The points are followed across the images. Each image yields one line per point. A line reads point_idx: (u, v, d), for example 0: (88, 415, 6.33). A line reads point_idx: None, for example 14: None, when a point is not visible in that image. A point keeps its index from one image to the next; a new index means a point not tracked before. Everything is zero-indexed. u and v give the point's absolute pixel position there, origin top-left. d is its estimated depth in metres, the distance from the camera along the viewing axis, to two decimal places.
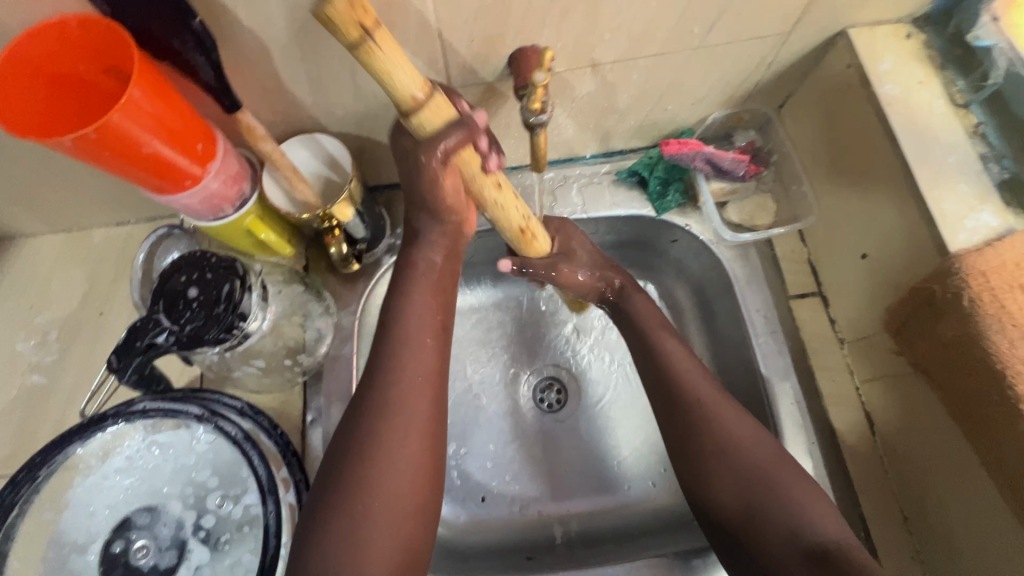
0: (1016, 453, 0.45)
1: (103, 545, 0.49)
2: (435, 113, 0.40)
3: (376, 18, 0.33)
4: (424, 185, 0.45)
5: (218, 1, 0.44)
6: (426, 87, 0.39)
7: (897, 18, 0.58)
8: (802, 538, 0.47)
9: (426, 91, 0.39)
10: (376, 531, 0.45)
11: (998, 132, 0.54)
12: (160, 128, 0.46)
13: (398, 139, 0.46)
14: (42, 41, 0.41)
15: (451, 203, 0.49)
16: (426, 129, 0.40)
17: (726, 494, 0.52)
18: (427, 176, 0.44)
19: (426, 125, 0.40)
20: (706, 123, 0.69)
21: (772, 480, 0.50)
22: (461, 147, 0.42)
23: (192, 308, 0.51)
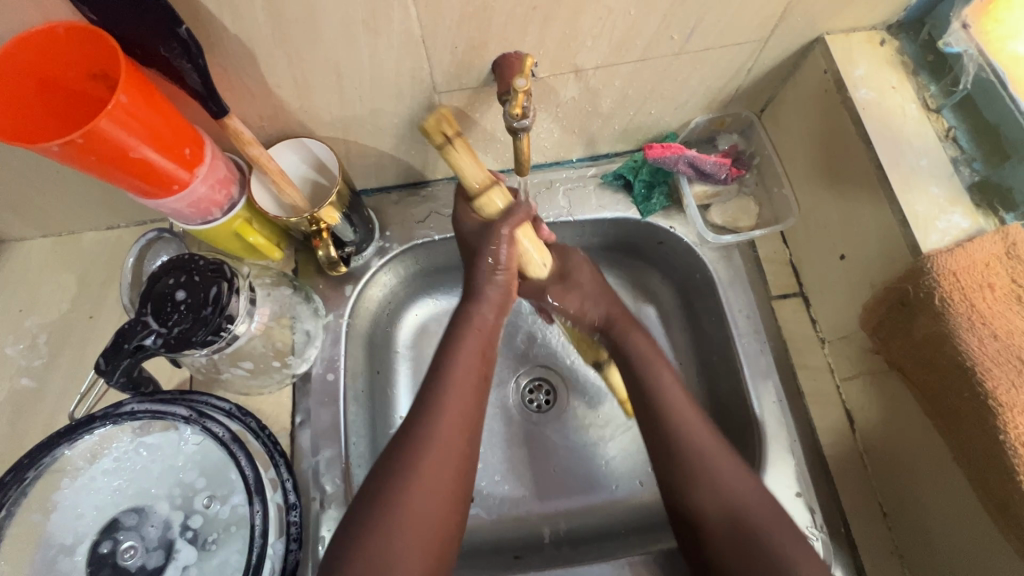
0: (982, 449, 0.46)
1: (91, 546, 0.49)
2: (492, 198, 0.57)
3: (456, 130, 0.53)
4: (488, 263, 0.59)
5: (204, 8, 0.45)
6: (486, 180, 0.56)
7: (871, 25, 0.59)
8: None
9: (485, 182, 0.56)
10: (403, 563, 0.47)
11: (969, 135, 0.56)
12: (147, 133, 0.46)
13: (466, 227, 0.61)
14: (28, 47, 0.42)
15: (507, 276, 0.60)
16: (486, 210, 0.58)
17: (718, 541, 0.52)
18: (491, 253, 0.58)
19: (487, 208, 0.58)
20: (689, 127, 0.71)
21: (764, 534, 0.51)
22: (518, 221, 0.58)
23: (180, 311, 0.51)
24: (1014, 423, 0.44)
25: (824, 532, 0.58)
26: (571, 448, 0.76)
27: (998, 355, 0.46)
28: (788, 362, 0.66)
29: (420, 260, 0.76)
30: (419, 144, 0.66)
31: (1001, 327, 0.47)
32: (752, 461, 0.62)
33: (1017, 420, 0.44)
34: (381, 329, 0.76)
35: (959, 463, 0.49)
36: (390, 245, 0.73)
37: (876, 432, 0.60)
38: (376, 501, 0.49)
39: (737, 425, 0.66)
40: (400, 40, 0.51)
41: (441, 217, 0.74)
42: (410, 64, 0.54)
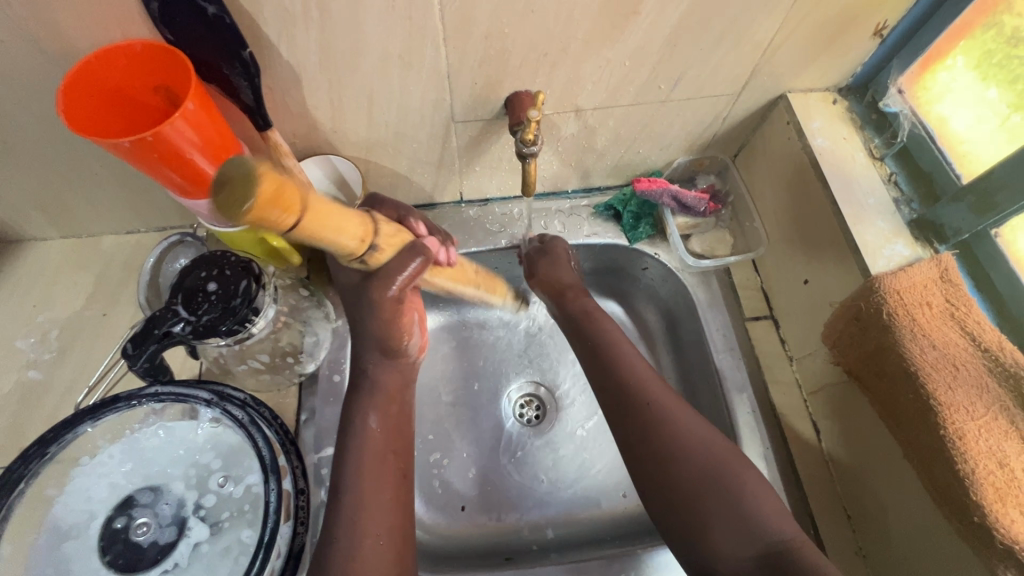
0: (945, 471, 0.51)
1: (104, 522, 0.51)
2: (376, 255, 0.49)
3: (300, 211, 0.37)
4: (379, 321, 0.57)
5: (264, 36, 0.52)
6: (362, 235, 0.45)
7: (825, 87, 0.70)
8: (680, 448, 0.56)
9: (363, 238, 0.45)
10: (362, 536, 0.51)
11: (907, 179, 0.66)
12: (201, 141, 0.52)
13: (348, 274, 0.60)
14: (107, 62, 0.48)
15: (397, 332, 0.59)
16: (376, 260, 0.50)
17: (654, 441, 0.58)
18: (387, 316, 0.56)
19: (371, 261, 0.50)
20: (672, 166, 0.80)
21: (670, 431, 0.58)
22: (410, 280, 0.54)
23: (210, 301, 0.56)
24: (952, 420, 0.51)
25: None
26: (565, 424, 0.84)
27: (937, 363, 0.53)
28: (761, 379, 0.72)
29: None
30: (431, 169, 0.74)
31: (938, 338, 0.54)
32: None
33: (955, 418, 0.51)
34: None
35: (910, 462, 0.55)
36: None
37: (839, 439, 0.66)
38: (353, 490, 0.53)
39: None
40: (427, 74, 0.59)
41: None
42: (434, 97, 0.62)
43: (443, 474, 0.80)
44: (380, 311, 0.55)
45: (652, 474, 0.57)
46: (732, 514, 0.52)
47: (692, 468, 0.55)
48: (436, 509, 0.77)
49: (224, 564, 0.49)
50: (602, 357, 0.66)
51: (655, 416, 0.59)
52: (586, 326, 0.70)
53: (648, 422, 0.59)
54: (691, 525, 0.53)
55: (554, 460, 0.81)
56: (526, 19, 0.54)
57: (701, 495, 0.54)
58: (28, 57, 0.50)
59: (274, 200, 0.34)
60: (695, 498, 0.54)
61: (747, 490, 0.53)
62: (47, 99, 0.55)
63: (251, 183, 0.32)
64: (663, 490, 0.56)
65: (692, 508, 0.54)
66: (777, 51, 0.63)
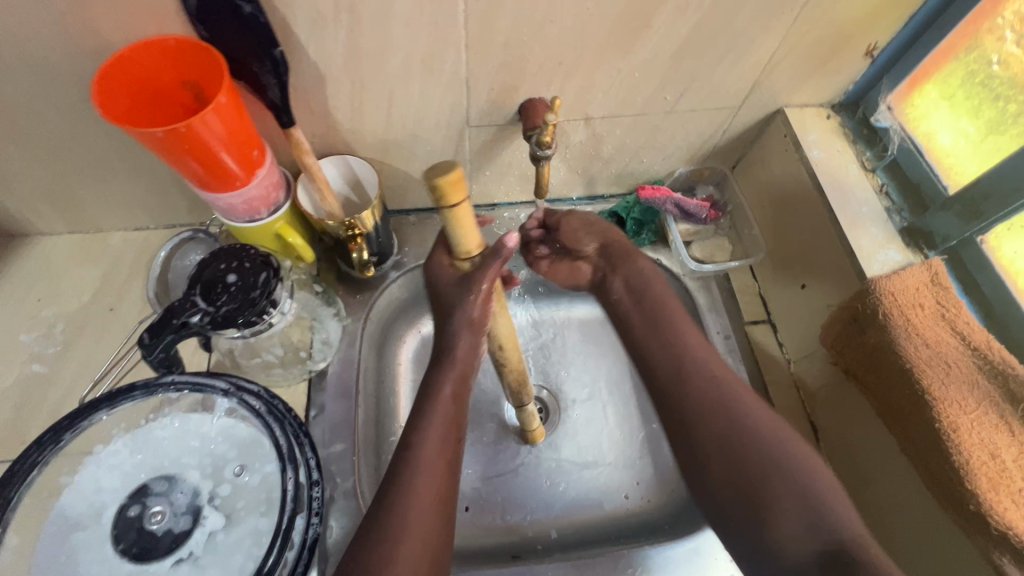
0: (942, 463, 0.53)
1: (118, 510, 0.51)
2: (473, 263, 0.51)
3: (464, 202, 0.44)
4: (464, 305, 0.52)
5: (294, 37, 0.54)
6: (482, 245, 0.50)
7: (819, 103, 0.74)
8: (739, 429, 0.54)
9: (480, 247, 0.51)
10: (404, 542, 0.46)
11: (897, 190, 0.70)
12: (228, 135, 0.54)
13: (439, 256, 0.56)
14: (142, 53, 0.50)
15: (484, 317, 0.53)
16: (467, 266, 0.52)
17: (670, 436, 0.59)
18: (476, 301, 0.52)
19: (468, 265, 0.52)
20: (674, 176, 0.83)
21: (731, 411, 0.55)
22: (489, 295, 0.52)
23: (229, 292, 0.56)
24: (947, 413, 0.54)
25: None
26: (568, 426, 0.84)
27: (931, 361, 0.56)
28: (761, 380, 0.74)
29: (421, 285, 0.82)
30: None
31: (931, 337, 0.57)
32: None
33: (949, 412, 0.54)
34: (396, 336, 0.81)
35: (908, 456, 0.57)
36: (406, 260, 0.81)
37: (837, 436, 0.68)
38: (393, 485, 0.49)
39: None
40: (447, 79, 0.61)
41: None
42: (452, 101, 0.64)
43: None
44: (470, 296, 0.51)
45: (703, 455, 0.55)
46: (789, 500, 0.49)
47: (741, 451, 0.53)
48: None
49: (240, 552, 0.49)
50: (662, 333, 0.62)
51: (707, 399, 0.57)
52: (650, 291, 0.64)
53: (704, 401, 0.57)
54: (751, 512, 0.51)
55: (558, 461, 0.82)
56: (544, 29, 0.57)
57: (752, 480, 0.52)
58: (61, 50, 0.52)
59: (456, 183, 0.42)
60: (744, 482, 0.52)
61: (810, 481, 0.50)
62: (75, 91, 0.56)
63: (450, 170, 0.42)
64: (713, 473, 0.54)
65: (741, 495, 0.52)
66: (777, 66, 0.66)
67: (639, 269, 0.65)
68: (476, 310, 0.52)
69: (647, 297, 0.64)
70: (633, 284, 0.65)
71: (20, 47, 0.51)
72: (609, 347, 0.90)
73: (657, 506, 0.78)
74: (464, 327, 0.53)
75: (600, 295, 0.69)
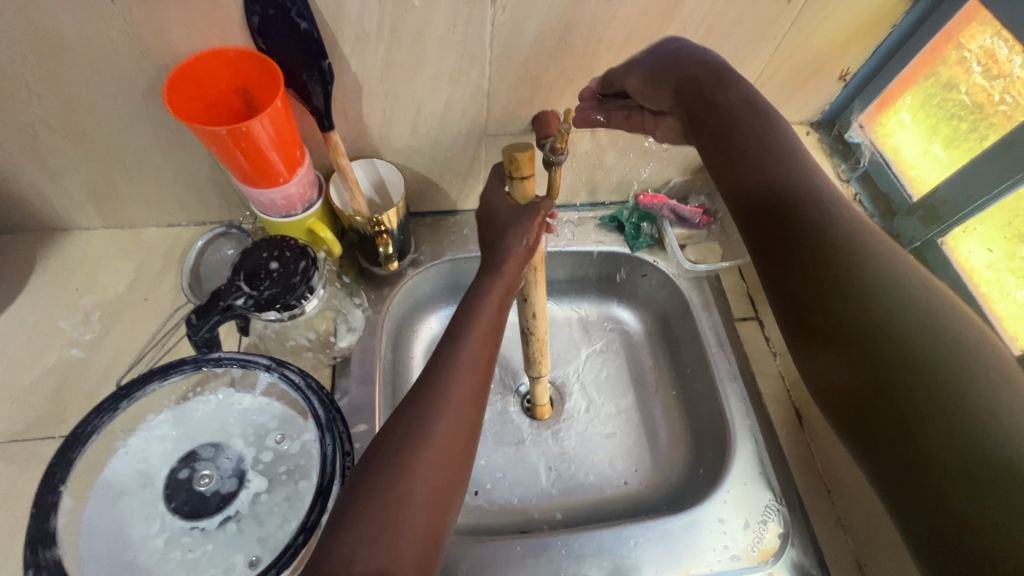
0: None
1: (170, 472, 0.56)
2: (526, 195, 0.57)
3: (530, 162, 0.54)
4: (517, 228, 0.55)
5: (339, 52, 0.60)
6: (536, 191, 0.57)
7: (800, 121, 0.83)
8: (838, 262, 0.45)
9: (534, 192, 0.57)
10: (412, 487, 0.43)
11: (870, 199, 0.79)
12: (276, 135, 0.59)
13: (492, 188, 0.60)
14: (204, 62, 0.57)
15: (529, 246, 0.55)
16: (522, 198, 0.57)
17: None
18: (529, 226, 0.55)
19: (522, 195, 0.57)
20: (669, 185, 0.91)
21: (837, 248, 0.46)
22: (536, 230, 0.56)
23: (272, 278, 0.62)
24: None
25: (782, 504, 0.71)
26: (572, 417, 0.89)
27: None
28: (751, 371, 0.81)
29: (440, 284, 0.89)
30: (459, 176, 0.82)
31: None
32: (724, 445, 0.77)
33: None
34: (406, 334, 0.88)
35: None
36: (423, 258, 0.86)
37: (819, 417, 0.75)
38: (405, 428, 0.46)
39: (713, 422, 0.80)
40: (471, 91, 0.68)
41: (460, 241, 0.88)
42: (473, 111, 0.71)
43: None
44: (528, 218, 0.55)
45: (847, 322, 0.43)
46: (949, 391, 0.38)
47: (933, 352, 0.39)
48: None
49: (277, 515, 0.54)
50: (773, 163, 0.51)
51: (842, 271, 0.45)
52: (738, 126, 0.54)
53: (859, 277, 0.44)
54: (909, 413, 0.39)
55: (563, 449, 0.87)
56: (560, 49, 0.65)
57: (930, 387, 0.39)
58: (131, 58, 0.58)
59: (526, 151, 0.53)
60: (921, 377, 0.39)
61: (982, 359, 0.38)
62: (135, 95, 0.62)
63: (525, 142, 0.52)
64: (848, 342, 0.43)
65: (893, 388, 0.40)
66: (765, 85, 0.74)
67: (738, 98, 0.55)
68: (526, 243, 0.55)
69: (767, 150, 0.52)
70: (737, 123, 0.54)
71: (95, 54, 0.57)
72: (608, 343, 0.96)
73: (653, 489, 0.83)
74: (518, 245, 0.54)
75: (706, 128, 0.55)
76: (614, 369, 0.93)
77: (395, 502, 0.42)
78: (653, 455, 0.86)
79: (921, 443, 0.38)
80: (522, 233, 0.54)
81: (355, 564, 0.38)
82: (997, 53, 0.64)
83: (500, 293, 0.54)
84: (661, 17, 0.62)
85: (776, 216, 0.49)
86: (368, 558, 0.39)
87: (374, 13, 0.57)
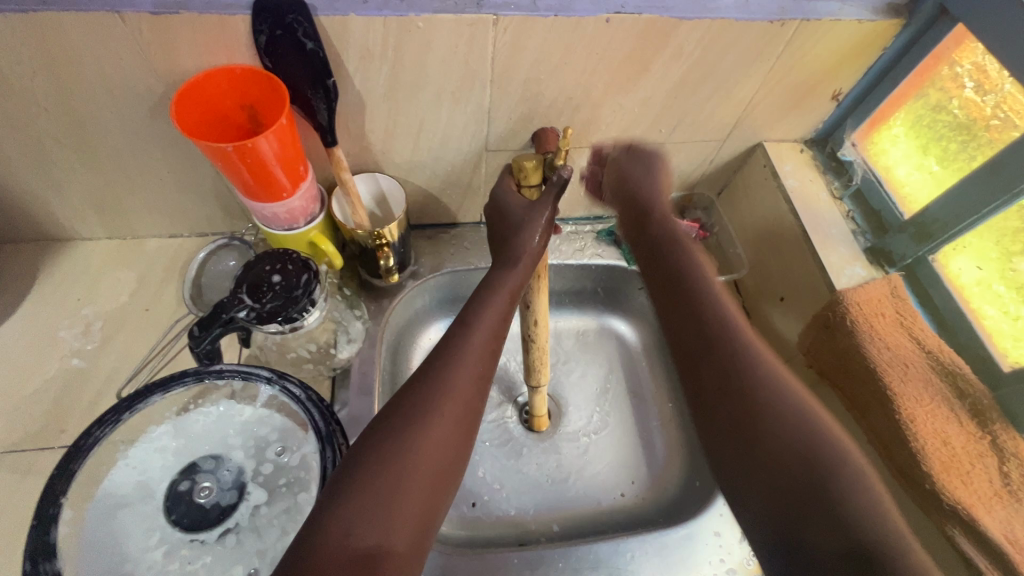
0: (902, 451, 0.62)
1: (170, 484, 0.56)
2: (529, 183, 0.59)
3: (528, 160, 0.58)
4: (528, 227, 0.57)
5: (343, 70, 0.62)
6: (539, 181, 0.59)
7: (794, 139, 0.84)
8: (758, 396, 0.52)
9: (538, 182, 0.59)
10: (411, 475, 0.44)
11: (862, 215, 0.80)
12: (281, 152, 0.61)
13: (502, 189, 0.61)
14: (212, 80, 0.58)
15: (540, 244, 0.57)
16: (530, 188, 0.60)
17: None
18: (539, 224, 0.57)
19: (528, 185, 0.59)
20: (666, 200, 0.93)
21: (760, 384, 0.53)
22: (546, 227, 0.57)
23: (274, 291, 0.62)
24: (906, 407, 0.62)
25: None
26: (569, 430, 0.89)
27: (891, 362, 0.64)
28: None
29: (434, 296, 0.90)
30: (459, 191, 0.84)
31: (892, 341, 0.66)
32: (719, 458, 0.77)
33: (908, 404, 0.62)
34: (406, 346, 0.88)
35: (874, 444, 0.66)
36: (422, 270, 0.87)
37: None
38: (404, 416, 0.47)
39: None
40: (472, 109, 0.70)
41: (460, 253, 0.89)
42: (474, 128, 0.73)
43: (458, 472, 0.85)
44: (539, 217, 0.57)
45: (757, 437, 0.51)
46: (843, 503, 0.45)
47: (804, 470, 0.47)
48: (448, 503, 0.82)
49: (276, 527, 0.55)
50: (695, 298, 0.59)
51: (753, 408, 0.52)
52: (691, 279, 0.61)
53: (764, 409, 0.51)
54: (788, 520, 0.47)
55: (561, 461, 0.87)
56: (559, 69, 0.66)
57: (816, 520, 0.45)
58: (140, 73, 0.59)
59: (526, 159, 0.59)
60: (810, 495, 0.46)
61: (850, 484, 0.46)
62: (142, 109, 0.63)
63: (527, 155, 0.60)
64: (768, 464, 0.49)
65: (786, 502, 0.47)
66: (760, 104, 0.76)
67: (668, 233, 0.66)
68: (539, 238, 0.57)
69: (687, 284, 0.60)
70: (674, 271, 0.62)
71: (104, 70, 0.58)
72: (605, 356, 0.97)
73: (648, 502, 0.84)
74: (529, 242, 0.56)
75: (638, 247, 0.68)
76: (612, 380, 0.94)
77: (391, 481, 0.43)
78: (648, 469, 0.87)
79: (812, 545, 0.45)
80: (533, 232, 0.56)
81: (351, 539, 0.40)
82: (987, 69, 0.65)
83: (512, 286, 0.56)
84: (658, 39, 0.64)
85: (692, 333, 0.58)
86: (362, 536, 0.40)
87: (378, 33, 0.58)
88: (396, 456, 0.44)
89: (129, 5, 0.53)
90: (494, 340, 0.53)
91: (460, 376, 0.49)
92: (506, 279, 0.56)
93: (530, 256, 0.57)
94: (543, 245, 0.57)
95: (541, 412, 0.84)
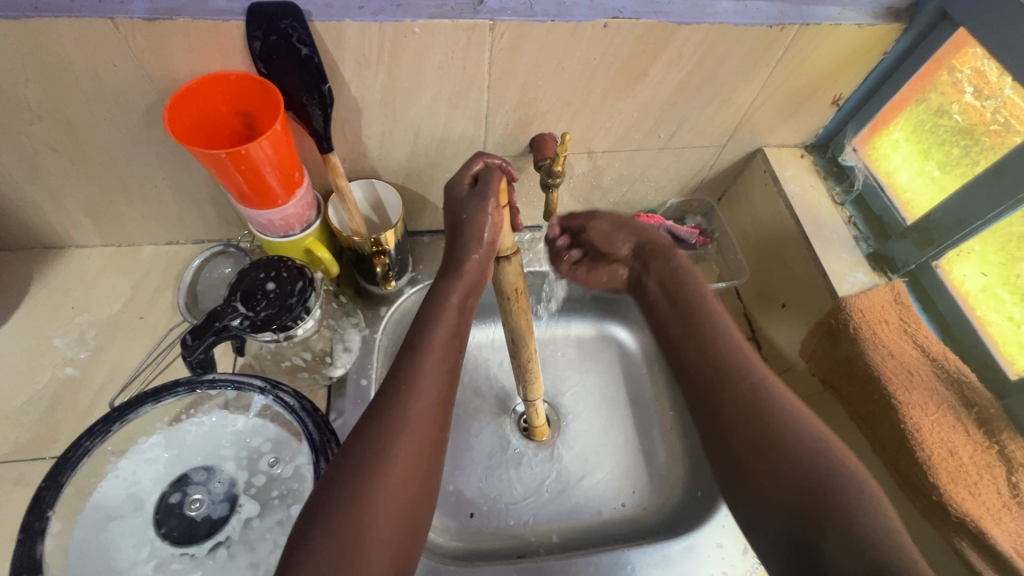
0: (909, 464, 0.60)
1: (160, 496, 0.56)
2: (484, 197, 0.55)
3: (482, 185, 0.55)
4: (473, 223, 0.52)
5: (339, 76, 0.61)
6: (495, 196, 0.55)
7: (795, 144, 0.84)
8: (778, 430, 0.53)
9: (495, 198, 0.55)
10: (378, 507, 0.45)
11: (864, 221, 0.79)
12: (275, 158, 0.60)
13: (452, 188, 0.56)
14: (205, 86, 0.58)
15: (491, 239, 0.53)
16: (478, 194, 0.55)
17: None
18: (484, 218, 0.52)
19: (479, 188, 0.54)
20: (665, 206, 0.92)
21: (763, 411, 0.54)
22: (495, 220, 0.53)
23: (268, 299, 0.61)
24: (911, 415, 0.61)
25: None
26: (569, 438, 0.88)
27: (896, 370, 0.63)
28: None
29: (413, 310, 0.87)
30: None
31: (896, 349, 0.65)
32: None
33: (912, 413, 0.61)
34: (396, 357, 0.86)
35: (878, 454, 0.65)
36: (421, 276, 0.86)
37: None
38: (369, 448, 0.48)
39: None
40: (469, 114, 0.69)
41: None
42: (471, 134, 0.72)
43: (456, 483, 0.84)
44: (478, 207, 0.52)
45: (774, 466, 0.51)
46: (844, 507, 0.47)
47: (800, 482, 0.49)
48: (446, 516, 0.81)
49: (269, 540, 0.54)
50: (698, 326, 0.63)
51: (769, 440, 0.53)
52: (681, 278, 0.67)
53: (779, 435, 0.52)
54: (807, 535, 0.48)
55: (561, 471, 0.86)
56: (557, 74, 0.66)
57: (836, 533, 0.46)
58: (134, 80, 0.58)
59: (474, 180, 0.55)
60: (818, 508, 0.47)
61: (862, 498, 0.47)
62: (136, 115, 0.63)
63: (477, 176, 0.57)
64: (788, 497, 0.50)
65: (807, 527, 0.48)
66: (760, 109, 0.75)
67: (666, 269, 0.69)
68: (487, 232, 0.53)
69: (680, 288, 0.66)
70: (666, 278, 0.68)
71: (98, 76, 0.57)
72: (605, 363, 0.95)
73: (650, 513, 0.83)
74: (476, 243, 0.53)
75: (637, 296, 0.72)
76: (613, 387, 0.93)
77: (357, 514, 0.45)
78: (649, 479, 0.86)
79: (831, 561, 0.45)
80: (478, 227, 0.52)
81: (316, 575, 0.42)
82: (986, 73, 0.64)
83: (460, 295, 0.55)
84: (657, 43, 0.63)
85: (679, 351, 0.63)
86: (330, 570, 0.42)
87: (374, 39, 0.58)
88: (363, 489, 0.45)
89: (122, 11, 0.53)
90: (450, 357, 0.54)
91: (422, 403, 0.50)
92: (451, 289, 0.54)
93: (480, 259, 0.53)
94: (493, 240, 0.53)
95: (540, 422, 0.82)
